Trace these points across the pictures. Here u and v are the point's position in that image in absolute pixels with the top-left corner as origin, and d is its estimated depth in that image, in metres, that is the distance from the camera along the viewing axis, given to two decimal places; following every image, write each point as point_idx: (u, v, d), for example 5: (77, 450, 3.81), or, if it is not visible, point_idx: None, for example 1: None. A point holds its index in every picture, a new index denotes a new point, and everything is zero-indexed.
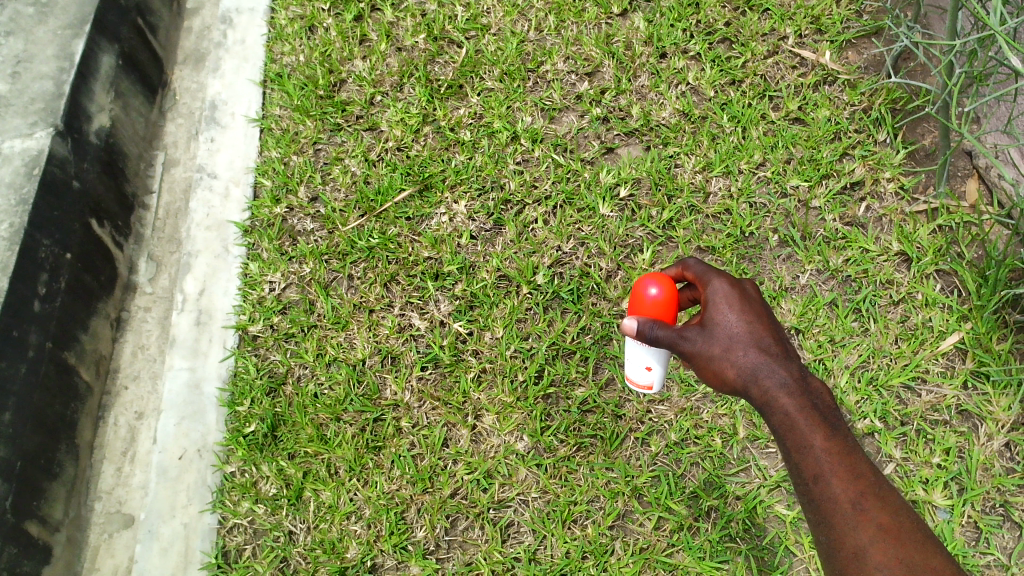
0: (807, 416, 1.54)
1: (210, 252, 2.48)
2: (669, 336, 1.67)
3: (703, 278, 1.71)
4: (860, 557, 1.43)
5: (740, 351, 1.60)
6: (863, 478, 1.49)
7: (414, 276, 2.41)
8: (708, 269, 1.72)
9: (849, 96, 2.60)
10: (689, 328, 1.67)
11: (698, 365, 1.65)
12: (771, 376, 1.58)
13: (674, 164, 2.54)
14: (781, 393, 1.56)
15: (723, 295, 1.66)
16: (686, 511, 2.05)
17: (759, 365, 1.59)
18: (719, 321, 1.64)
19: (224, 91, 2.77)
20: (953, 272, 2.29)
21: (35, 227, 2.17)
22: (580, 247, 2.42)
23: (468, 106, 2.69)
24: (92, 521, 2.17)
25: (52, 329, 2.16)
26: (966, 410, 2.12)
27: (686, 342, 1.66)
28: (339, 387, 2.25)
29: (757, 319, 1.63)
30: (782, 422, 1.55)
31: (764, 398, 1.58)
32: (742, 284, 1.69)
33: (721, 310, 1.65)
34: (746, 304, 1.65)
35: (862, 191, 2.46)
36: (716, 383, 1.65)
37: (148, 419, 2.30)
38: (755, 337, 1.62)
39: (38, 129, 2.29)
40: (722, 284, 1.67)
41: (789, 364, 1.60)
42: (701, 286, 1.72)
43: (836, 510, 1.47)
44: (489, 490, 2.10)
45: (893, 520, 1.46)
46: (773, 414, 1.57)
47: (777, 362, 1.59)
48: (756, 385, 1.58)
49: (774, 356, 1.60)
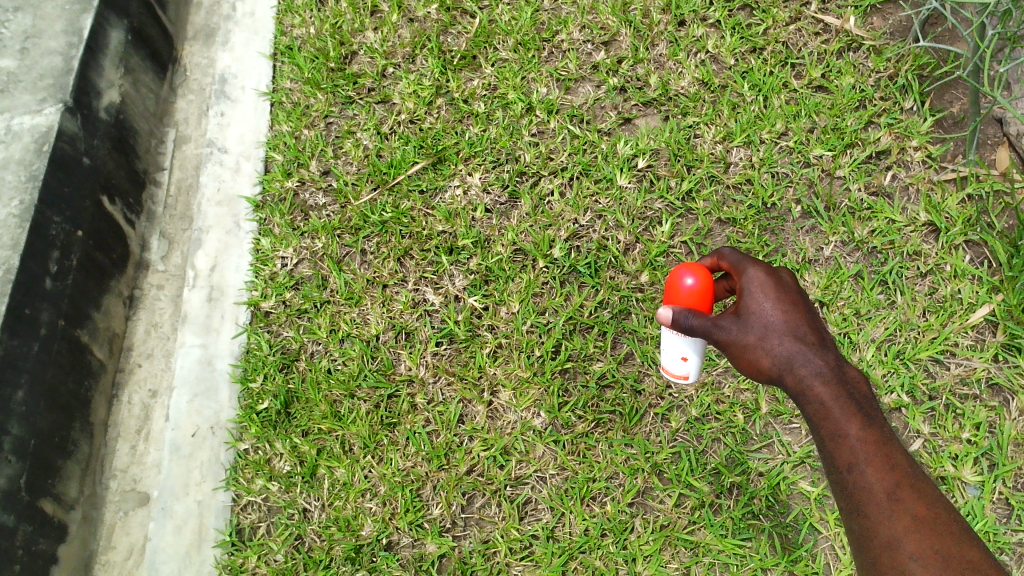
0: (843, 405, 1.50)
1: (221, 227, 2.45)
2: (704, 325, 1.63)
3: (739, 267, 1.66)
4: (894, 546, 1.37)
5: (777, 340, 1.56)
6: (899, 468, 1.44)
7: (428, 250, 2.37)
8: (743, 257, 1.67)
9: (874, 63, 2.52)
10: (724, 317, 1.62)
11: (734, 354, 1.62)
12: (807, 365, 1.54)
13: (694, 135, 2.48)
14: (817, 381, 1.52)
15: (758, 284, 1.60)
16: (708, 488, 2.01)
17: (795, 354, 1.55)
18: (755, 310, 1.59)
19: (234, 65, 2.73)
20: (983, 242, 2.23)
21: (45, 204, 2.13)
22: (597, 219, 2.37)
23: (482, 77, 2.63)
24: (107, 500, 2.15)
25: (64, 307, 2.13)
26: (997, 384, 2.06)
27: (721, 332, 1.61)
28: (352, 363, 2.22)
29: (794, 308, 1.58)
30: (817, 411, 1.52)
31: (799, 387, 1.54)
32: (778, 272, 1.63)
33: (757, 299, 1.60)
34: (783, 293, 1.59)
35: (888, 160, 2.38)
36: (752, 372, 1.61)
37: (162, 397, 2.27)
38: (792, 327, 1.57)
39: (48, 105, 2.24)
40: (757, 272, 1.62)
41: (825, 352, 1.55)
42: (737, 274, 1.67)
43: (869, 500, 1.42)
44: (506, 466, 2.07)
45: (928, 510, 1.39)
46: (808, 403, 1.53)
47: (814, 350, 1.55)
48: (792, 373, 1.54)
49: (811, 345, 1.55)
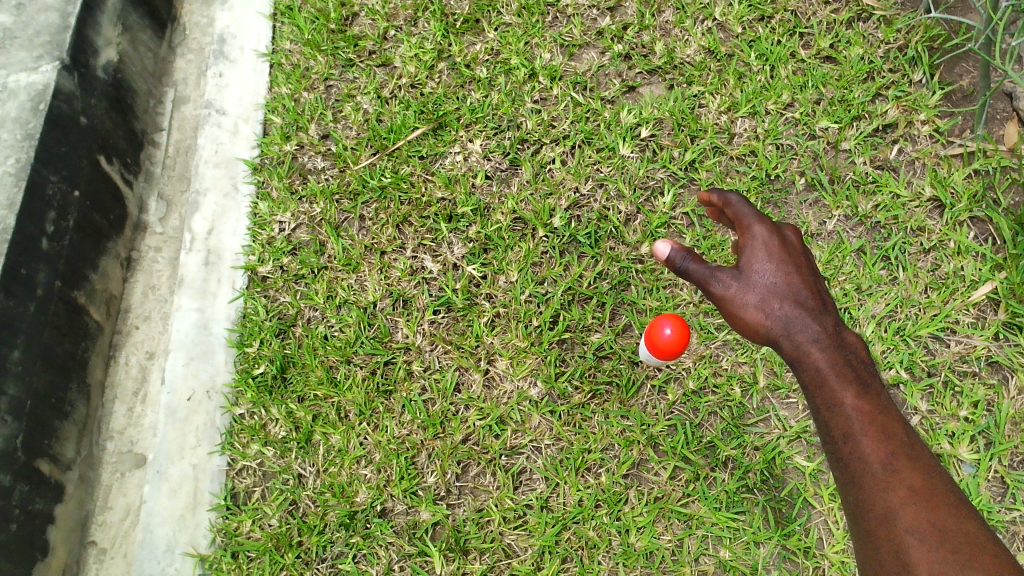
0: (840, 373, 1.48)
1: (218, 190, 2.42)
2: (701, 272, 1.56)
3: (743, 220, 1.59)
4: (890, 518, 1.34)
5: (776, 303, 1.53)
6: (895, 438, 1.42)
7: (427, 217, 2.34)
8: (748, 210, 1.60)
9: (884, 34, 2.47)
10: (723, 269, 1.57)
11: (729, 312, 1.58)
12: (805, 331, 1.51)
13: (698, 104, 2.44)
14: (814, 347, 1.50)
15: (763, 242, 1.56)
16: (703, 461, 2.01)
17: (794, 319, 1.52)
18: (755, 270, 1.55)
19: (232, 24, 2.68)
20: (988, 220, 2.20)
21: (42, 163, 2.10)
22: (599, 188, 2.34)
23: (484, 41, 2.58)
24: (104, 460, 2.16)
25: (60, 268, 2.12)
26: (996, 362, 2.05)
27: (719, 284, 1.56)
28: (349, 330, 2.21)
29: (794, 271, 1.55)
30: (814, 378, 1.49)
31: (796, 352, 1.52)
32: (782, 232, 1.59)
33: (759, 258, 1.56)
34: (785, 255, 1.56)
35: (895, 133, 2.35)
36: (746, 333, 1.58)
37: (159, 359, 2.28)
38: (792, 290, 1.53)
39: (44, 63, 2.20)
40: (763, 230, 1.56)
41: (823, 317, 1.53)
42: (740, 227, 1.60)
43: (865, 471, 1.40)
44: (501, 436, 2.06)
45: (924, 483, 1.37)
46: (805, 369, 1.51)
47: (812, 316, 1.52)
48: (789, 338, 1.52)
49: (810, 310, 1.53)
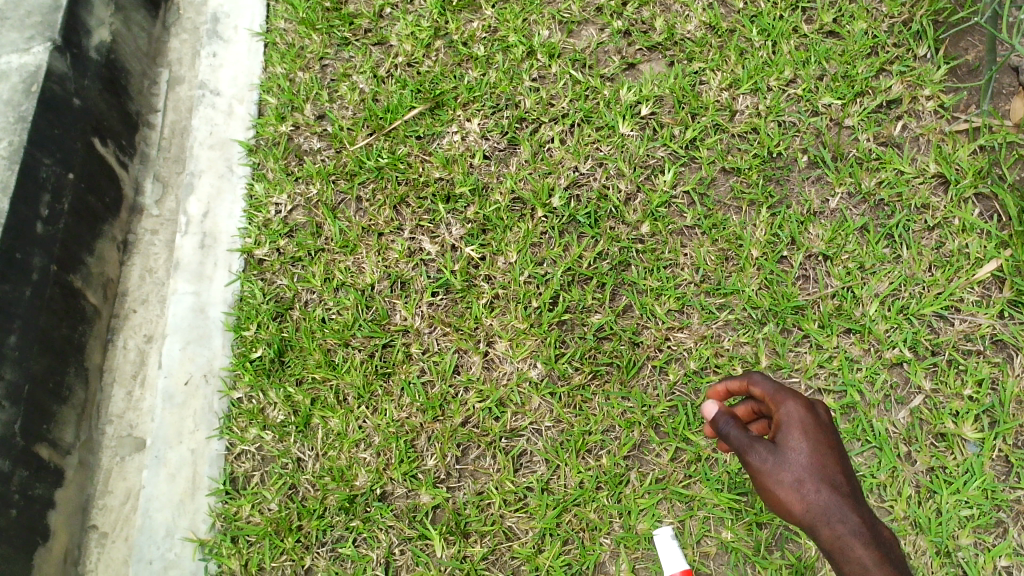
0: (873, 550, 1.30)
1: (214, 172, 2.39)
2: (739, 440, 1.41)
3: (775, 398, 1.45)
4: None
5: (812, 488, 1.35)
6: None
7: (425, 198, 2.32)
8: (781, 387, 1.46)
9: (888, 8, 2.42)
10: (758, 443, 1.40)
11: (762, 488, 1.41)
12: (843, 522, 1.32)
13: (699, 81, 2.41)
14: (846, 527, 1.32)
15: (799, 424, 1.40)
16: (705, 442, 1.98)
17: (829, 506, 1.33)
18: (790, 451, 1.38)
19: (227, 3, 2.64)
20: (993, 196, 2.16)
21: (35, 145, 2.07)
22: (598, 167, 2.31)
23: (482, 18, 2.54)
24: (104, 445, 2.15)
25: (56, 252, 2.09)
26: (1001, 340, 2.02)
27: (753, 459, 1.40)
28: (347, 313, 2.19)
29: (831, 454, 1.38)
30: (843, 564, 1.32)
31: (828, 541, 1.33)
32: (815, 407, 1.44)
33: (795, 439, 1.39)
34: (823, 439, 1.39)
35: (899, 109, 2.31)
36: (776, 510, 1.40)
37: (157, 343, 2.26)
38: (829, 475, 1.36)
39: (36, 43, 2.16)
40: (798, 408, 1.41)
41: (862, 508, 1.35)
42: (772, 406, 1.46)
43: None
44: (501, 418, 2.05)
45: None
46: (828, 540, 1.33)
47: (850, 503, 1.34)
48: (824, 525, 1.33)
49: (847, 497, 1.35)
